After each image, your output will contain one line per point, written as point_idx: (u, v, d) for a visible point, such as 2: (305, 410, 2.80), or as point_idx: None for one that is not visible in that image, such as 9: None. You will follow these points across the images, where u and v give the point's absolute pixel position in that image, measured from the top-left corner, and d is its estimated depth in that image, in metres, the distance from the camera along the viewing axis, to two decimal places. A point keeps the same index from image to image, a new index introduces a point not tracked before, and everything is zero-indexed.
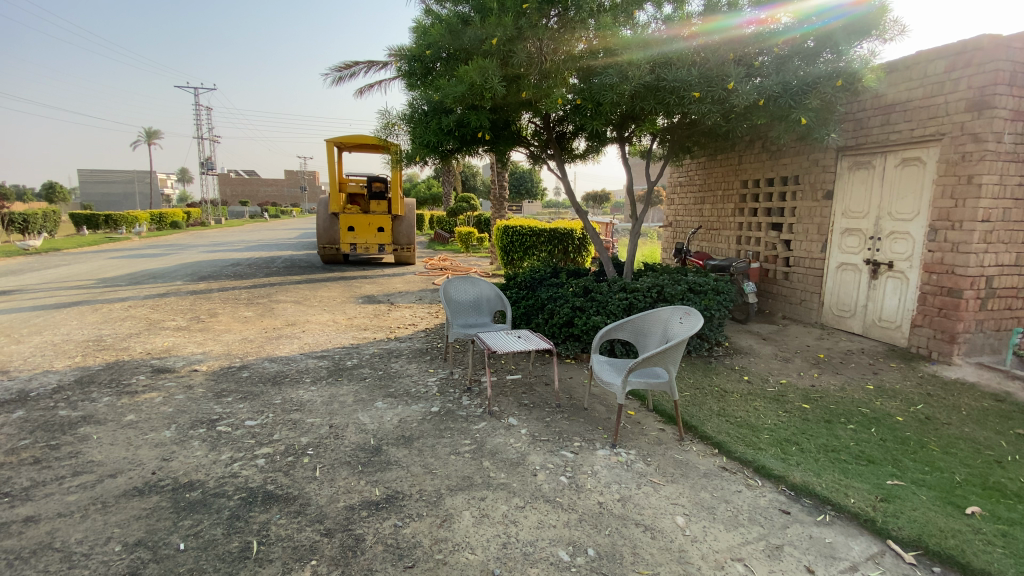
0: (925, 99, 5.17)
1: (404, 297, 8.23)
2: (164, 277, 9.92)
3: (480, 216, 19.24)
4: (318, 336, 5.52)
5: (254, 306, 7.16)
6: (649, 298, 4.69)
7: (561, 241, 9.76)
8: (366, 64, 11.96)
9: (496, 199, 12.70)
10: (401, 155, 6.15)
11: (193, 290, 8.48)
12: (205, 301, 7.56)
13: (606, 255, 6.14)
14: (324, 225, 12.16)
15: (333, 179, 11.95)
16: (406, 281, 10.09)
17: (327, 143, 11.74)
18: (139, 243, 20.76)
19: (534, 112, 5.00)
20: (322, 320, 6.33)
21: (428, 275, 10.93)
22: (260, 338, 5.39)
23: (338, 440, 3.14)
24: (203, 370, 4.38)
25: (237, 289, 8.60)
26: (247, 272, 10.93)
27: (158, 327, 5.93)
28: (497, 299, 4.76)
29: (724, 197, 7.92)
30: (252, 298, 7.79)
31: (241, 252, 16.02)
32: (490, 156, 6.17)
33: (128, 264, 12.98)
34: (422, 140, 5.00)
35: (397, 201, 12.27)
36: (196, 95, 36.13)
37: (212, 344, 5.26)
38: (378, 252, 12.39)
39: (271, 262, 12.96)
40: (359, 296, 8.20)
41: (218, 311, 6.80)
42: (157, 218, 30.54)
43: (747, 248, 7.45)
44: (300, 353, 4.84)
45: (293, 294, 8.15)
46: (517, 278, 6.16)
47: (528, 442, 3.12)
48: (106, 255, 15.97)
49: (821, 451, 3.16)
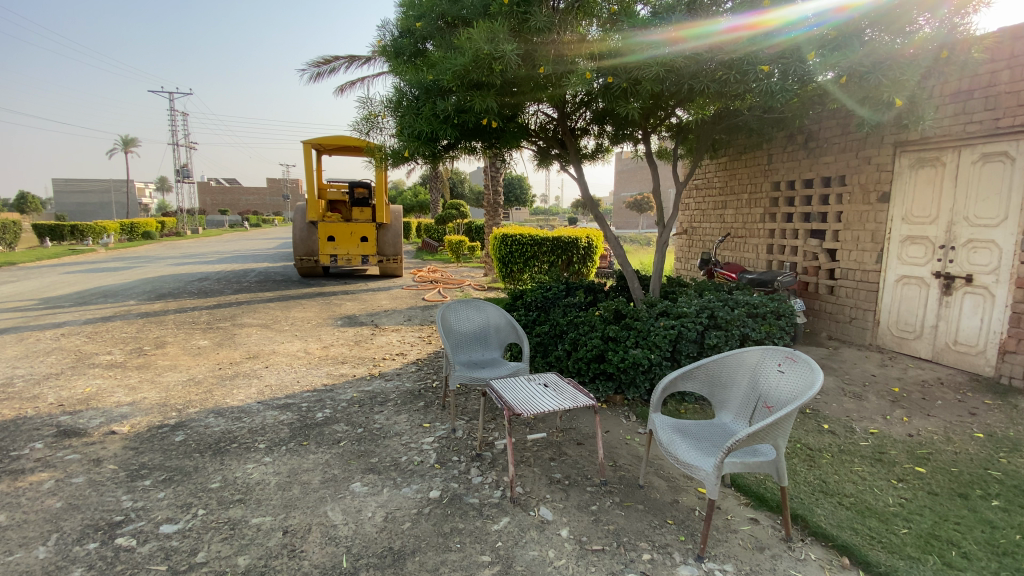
0: (1017, 80, 4.28)
1: (389, 318, 7.17)
2: (116, 295, 8.74)
3: (471, 225, 18.25)
4: (284, 375, 4.46)
5: (212, 333, 6.06)
6: (699, 325, 3.73)
7: (565, 251, 8.81)
8: (347, 59, 10.93)
9: (491, 206, 11.71)
10: (386, 153, 5.14)
11: (145, 312, 7.35)
12: (154, 326, 6.43)
13: (631, 269, 5.18)
14: (301, 235, 11.06)
15: (311, 184, 10.85)
16: (393, 296, 9.04)
17: (304, 144, 10.65)
18: (103, 255, 19.40)
19: (549, 96, 4.03)
20: (291, 351, 5.26)
21: (417, 289, 9.88)
22: (210, 380, 4.31)
23: (295, 559, 2.11)
24: (123, 432, 3.30)
25: (196, 310, 7.48)
26: (212, 288, 9.78)
27: (85, 364, 4.82)
28: (509, 329, 3.76)
29: (751, 202, 7.03)
30: (212, 322, 6.67)
31: (212, 265, 14.79)
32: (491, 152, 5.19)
33: (82, 279, 11.72)
34: (412, 132, 4.02)
35: (382, 208, 11.21)
36: (171, 102, 34.86)
37: (147, 388, 4.18)
38: (361, 264, 11.32)
39: (244, 276, 11.82)
40: (338, 317, 7.12)
41: (167, 339, 5.70)
42: (128, 228, 28.98)
43: (780, 258, 6.56)
44: (257, 403, 3.78)
45: (261, 316, 7.05)
46: (525, 297, 5.18)
47: (576, 558, 2.13)
48: (62, 268, 14.64)
49: (994, 558, 2.20)
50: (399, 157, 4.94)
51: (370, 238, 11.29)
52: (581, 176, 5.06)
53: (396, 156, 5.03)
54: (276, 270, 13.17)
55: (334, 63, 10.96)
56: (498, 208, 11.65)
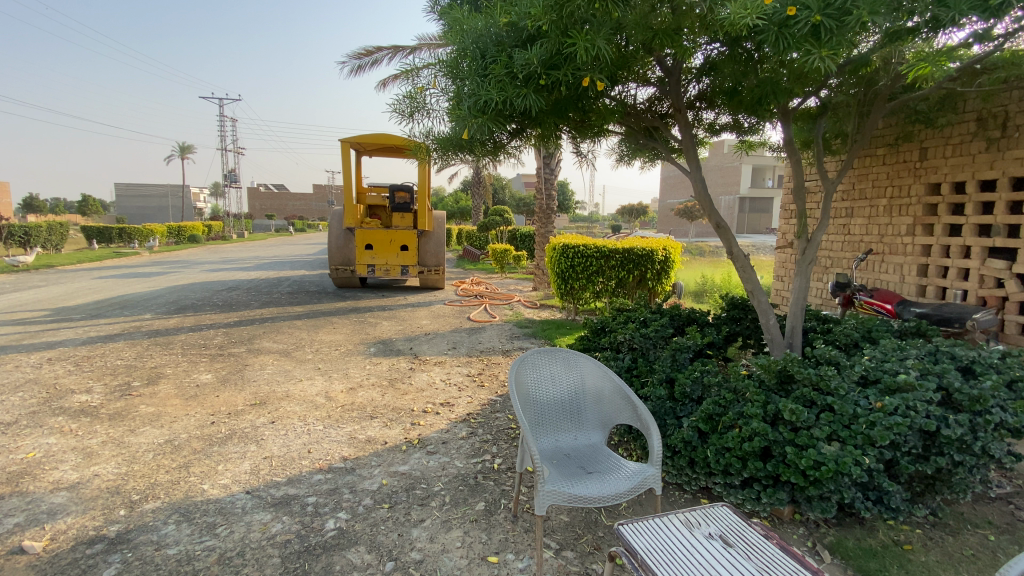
0: None
1: (431, 343, 5.96)
2: (133, 307, 7.92)
3: (517, 232, 17.08)
4: (292, 438, 3.28)
5: (220, 363, 4.99)
6: (930, 408, 2.34)
7: (637, 265, 7.30)
8: (391, 49, 9.90)
9: (544, 213, 10.38)
10: (437, 140, 3.96)
11: (157, 330, 6.42)
12: (157, 351, 5.44)
13: (765, 300, 3.78)
14: (337, 242, 10.14)
15: (348, 187, 9.84)
16: (434, 314, 7.86)
17: (342, 143, 9.62)
18: (145, 259, 19.29)
19: (677, 46, 2.75)
20: (309, 395, 4.09)
21: (461, 305, 8.69)
22: (193, 445, 3.17)
23: None
24: (35, 552, 2.17)
25: (213, 328, 6.51)
26: (239, 300, 8.87)
27: (52, 408, 3.79)
28: (616, 402, 2.39)
29: (892, 209, 5.50)
30: (225, 346, 5.63)
31: (247, 272, 14.13)
32: (576, 133, 3.95)
33: (111, 286, 11.10)
34: (476, 102, 2.80)
35: (424, 213, 10.16)
36: (221, 111, 35.74)
37: (108, 453, 3.07)
38: (400, 274, 10.23)
39: (275, 286, 10.93)
40: (372, 342, 5.96)
41: (164, 371, 4.66)
42: (177, 232, 29.28)
43: (941, 284, 5.00)
44: (243, 497, 2.58)
45: (282, 340, 5.95)
46: (614, 332, 3.88)
47: None
48: (98, 273, 14.31)
49: None
50: (455, 145, 3.75)
51: (411, 247, 10.21)
52: (697, 171, 3.70)
53: (452, 141, 3.84)
54: (311, 279, 12.30)
55: (376, 54, 9.94)
56: (551, 215, 10.29)
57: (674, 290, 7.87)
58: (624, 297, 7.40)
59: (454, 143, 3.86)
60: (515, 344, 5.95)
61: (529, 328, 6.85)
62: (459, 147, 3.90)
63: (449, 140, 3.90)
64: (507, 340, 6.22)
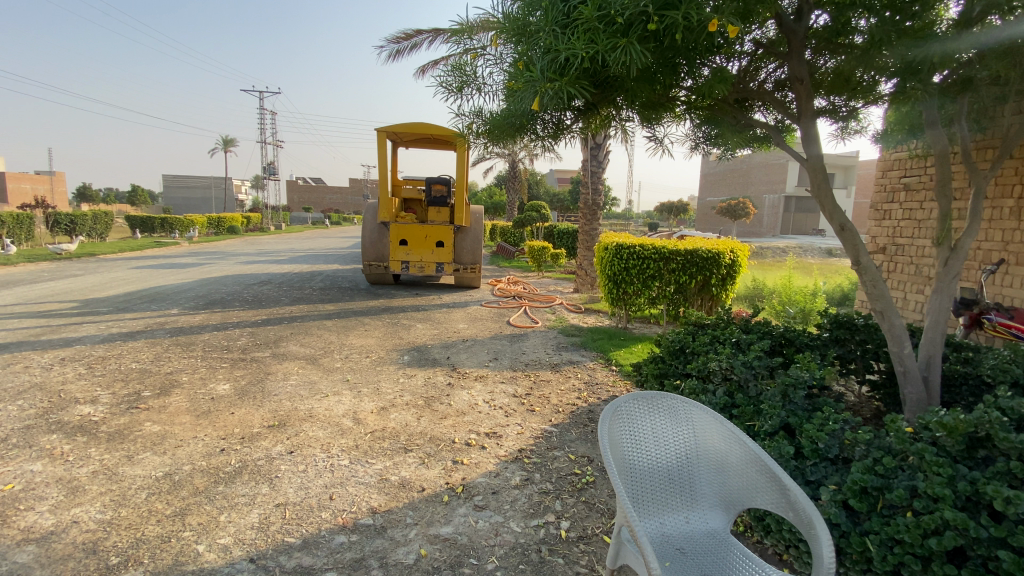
0: None
1: (469, 351, 5.34)
2: (162, 302, 7.61)
3: (554, 229, 16.35)
4: (312, 476, 2.71)
5: (240, 370, 4.50)
6: None
7: (699, 270, 6.49)
8: (431, 32, 9.32)
9: (590, 209, 9.59)
10: (495, 118, 3.38)
11: (182, 328, 6.04)
12: (176, 353, 5.01)
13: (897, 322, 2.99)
14: (371, 237, 9.67)
15: (383, 179, 9.34)
16: (472, 317, 7.25)
17: (378, 132, 9.12)
18: (183, 249, 19.45)
19: None
20: (334, 415, 3.53)
21: (500, 307, 8.06)
22: (196, 482, 2.64)
23: None
24: None
25: (238, 327, 6.07)
26: (268, 296, 8.49)
27: (49, 422, 3.34)
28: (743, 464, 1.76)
29: (1021, 211, 4.59)
30: (249, 349, 5.16)
31: (279, 265, 13.89)
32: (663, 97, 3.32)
33: (144, 277, 10.95)
34: (552, 61, 2.20)
35: (461, 208, 9.59)
36: (261, 104, 36.31)
37: (97, 490, 2.56)
38: (435, 272, 9.69)
39: (307, 281, 10.56)
40: (405, 348, 5.39)
41: (178, 379, 4.19)
42: (216, 222, 29.72)
43: None
44: (245, 568, 2.01)
45: (309, 344, 5.45)
46: (701, 356, 3.21)
47: None
48: (136, 263, 14.36)
49: None
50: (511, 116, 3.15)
51: (447, 243, 9.64)
52: (820, 160, 2.92)
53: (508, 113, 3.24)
54: (344, 274, 11.93)
55: (416, 38, 9.38)
56: (597, 211, 9.53)
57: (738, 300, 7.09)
58: (683, 304, 6.64)
59: (510, 118, 3.27)
60: (564, 356, 5.27)
61: (577, 336, 6.16)
62: (518, 123, 3.29)
63: (506, 117, 3.29)
64: (554, 350, 5.55)
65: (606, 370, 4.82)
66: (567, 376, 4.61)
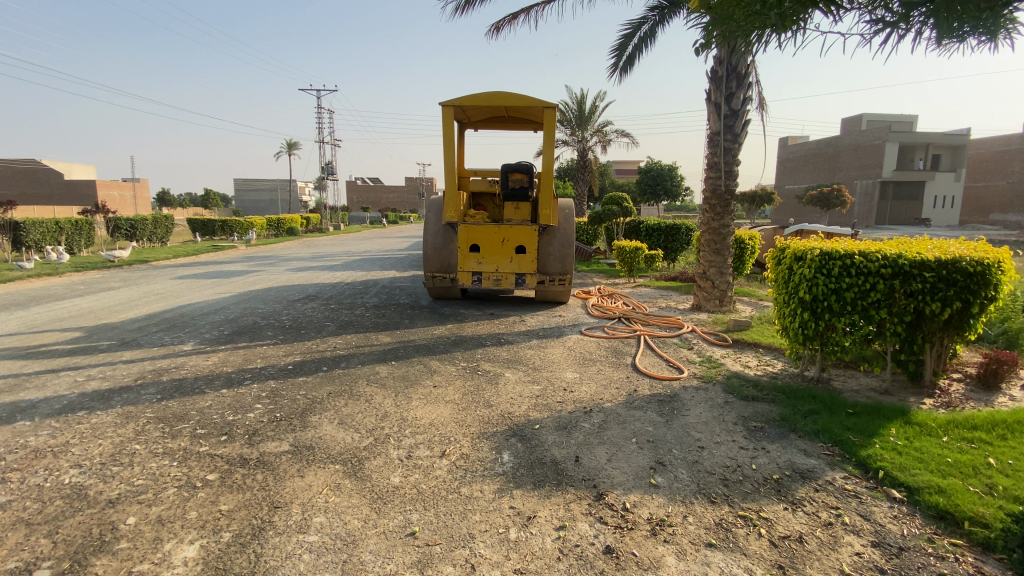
0: None
1: (606, 440, 3.19)
2: (178, 331, 5.97)
3: (639, 224, 13.92)
4: None
5: (231, 494, 2.57)
6: None
7: (956, 291, 3.98)
8: None
9: (719, 200, 7.15)
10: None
11: (184, 380, 4.29)
12: (151, 439, 3.18)
13: None
14: (435, 242, 7.79)
15: (449, 169, 7.39)
16: (577, 359, 5.09)
17: (444, 108, 7.14)
18: (238, 253, 18.54)
19: None
20: None
21: (609, 339, 5.85)
22: None
23: None
24: None
25: (257, 381, 4.23)
26: (310, 319, 6.71)
27: None
28: None
29: None
30: (259, 435, 3.24)
31: (332, 272, 12.28)
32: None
33: (183, 290, 9.57)
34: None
35: (547, 202, 7.50)
36: (319, 100, 35.92)
37: None
38: (514, 286, 7.62)
39: (360, 295, 8.77)
40: (500, 432, 3.31)
41: (114, 524, 2.30)
42: (275, 224, 29.22)
43: None
44: None
45: (351, 422, 3.47)
46: None
47: None
48: (185, 270, 13.26)
49: None
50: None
51: (528, 249, 7.57)
52: None
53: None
54: (401, 285, 10.07)
55: None
56: (729, 202, 7.13)
57: (1002, 362, 4.37)
58: (920, 344, 4.20)
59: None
60: (775, 457, 3.01)
61: (761, 400, 3.86)
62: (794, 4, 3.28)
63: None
64: (746, 435, 3.31)
65: (886, 509, 2.53)
66: (825, 526, 2.37)
